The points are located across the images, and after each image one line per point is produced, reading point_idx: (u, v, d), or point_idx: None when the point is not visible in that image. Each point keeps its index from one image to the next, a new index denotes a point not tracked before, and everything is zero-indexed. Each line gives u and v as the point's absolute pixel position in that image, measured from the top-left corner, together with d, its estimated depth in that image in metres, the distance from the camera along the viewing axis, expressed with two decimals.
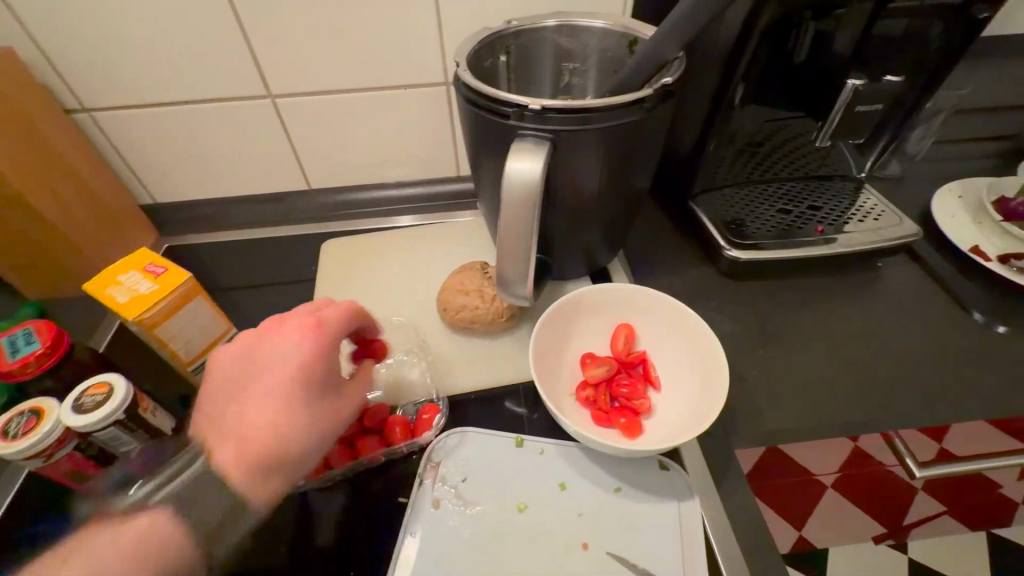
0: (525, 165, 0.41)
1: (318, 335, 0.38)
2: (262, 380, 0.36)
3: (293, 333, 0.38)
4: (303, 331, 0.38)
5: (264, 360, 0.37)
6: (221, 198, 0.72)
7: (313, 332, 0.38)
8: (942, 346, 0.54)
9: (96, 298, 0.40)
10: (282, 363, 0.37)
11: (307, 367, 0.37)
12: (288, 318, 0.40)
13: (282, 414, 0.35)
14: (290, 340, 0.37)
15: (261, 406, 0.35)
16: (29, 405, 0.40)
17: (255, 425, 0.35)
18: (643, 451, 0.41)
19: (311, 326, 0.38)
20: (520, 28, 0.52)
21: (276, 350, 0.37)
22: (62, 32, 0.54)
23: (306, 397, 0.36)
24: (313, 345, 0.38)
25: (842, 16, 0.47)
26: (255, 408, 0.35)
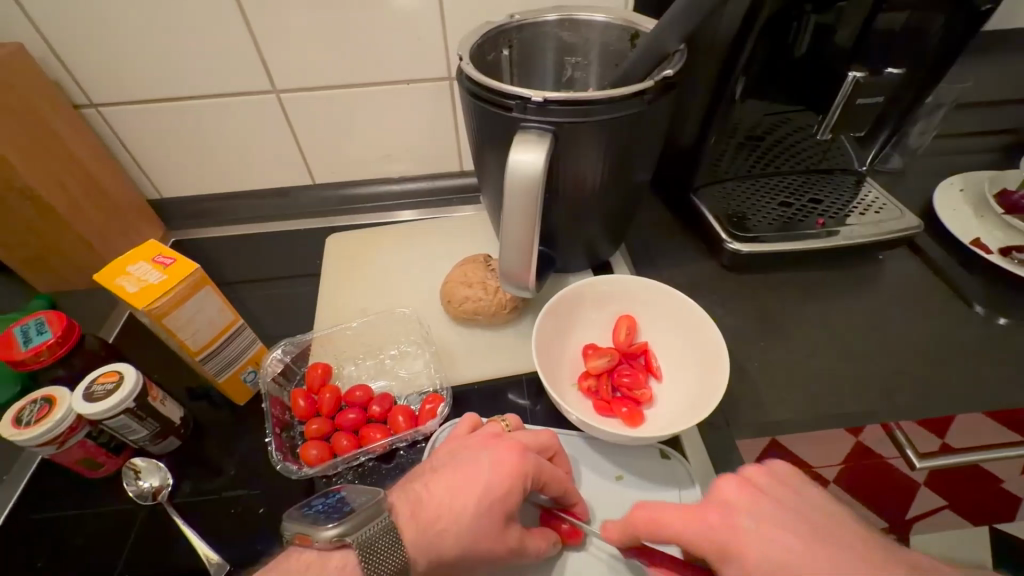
0: (528, 157, 0.42)
1: (528, 458, 0.37)
2: (463, 477, 0.36)
3: (496, 451, 0.37)
4: (513, 451, 0.37)
5: (468, 466, 0.37)
6: (226, 193, 0.73)
7: (521, 454, 0.37)
8: (942, 338, 0.54)
9: (106, 289, 0.41)
10: (474, 471, 0.36)
11: (511, 471, 0.36)
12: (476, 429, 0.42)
13: (464, 507, 0.35)
14: (490, 455, 0.37)
15: (453, 498, 0.35)
16: (42, 393, 0.41)
17: (457, 509, 0.35)
18: (644, 439, 0.42)
19: (517, 447, 0.37)
20: (522, 22, 0.53)
21: (474, 456, 0.37)
22: (71, 27, 0.55)
23: (490, 506, 0.35)
24: (518, 469, 0.36)
25: (842, 8, 0.48)
26: (454, 494, 0.36)
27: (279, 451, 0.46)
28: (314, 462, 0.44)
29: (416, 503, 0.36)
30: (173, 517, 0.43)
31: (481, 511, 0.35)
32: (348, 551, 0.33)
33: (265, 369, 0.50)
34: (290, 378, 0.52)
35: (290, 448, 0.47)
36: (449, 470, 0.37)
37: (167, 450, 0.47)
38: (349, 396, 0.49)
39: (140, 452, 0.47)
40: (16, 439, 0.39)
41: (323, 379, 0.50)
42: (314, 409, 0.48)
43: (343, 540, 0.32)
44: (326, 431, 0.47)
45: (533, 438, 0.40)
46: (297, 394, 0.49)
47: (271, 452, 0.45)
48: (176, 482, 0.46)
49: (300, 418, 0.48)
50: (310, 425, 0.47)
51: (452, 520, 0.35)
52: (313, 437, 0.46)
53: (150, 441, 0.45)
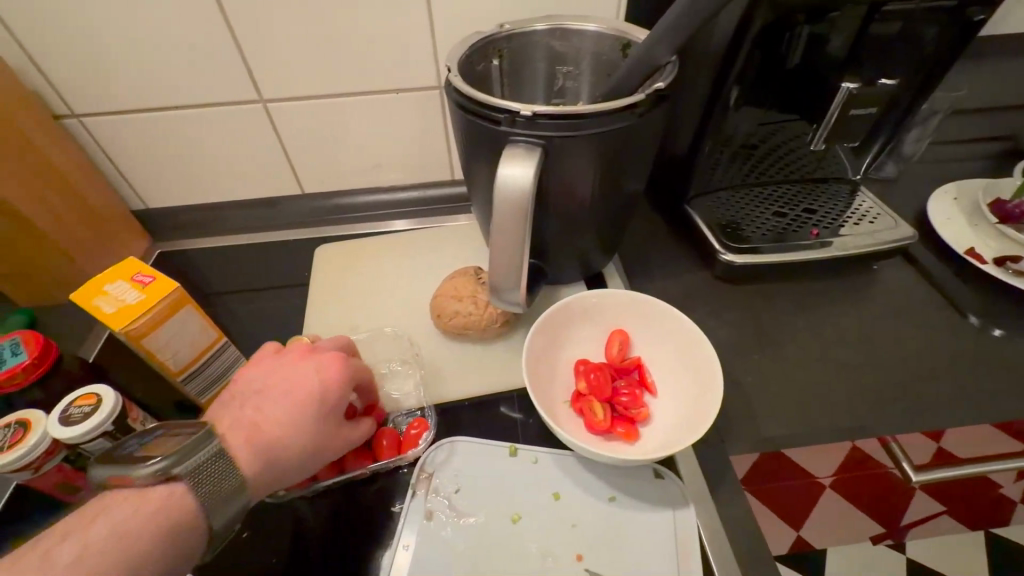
0: (516, 171, 0.41)
1: (348, 365, 0.41)
2: (279, 394, 0.39)
3: (323, 363, 0.40)
4: (335, 362, 0.41)
5: (291, 381, 0.40)
6: (213, 203, 0.71)
7: (339, 363, 0.41)
8: (937, 350, 0.54)
9: (84, 309, 0.40)
10: (300, 391, 0.39)
11: (328, 383, 0.40)
12: (314, 348, 0.43)
13: (300, 416, 0.38)
14: (320, 367, 0.40)
15: (291, 411, 0.38)
16: (16, 417, 0.40)
17: (278, 431, 0.37)
18: (638, 459, 0.41)
19: (340, 359, 0.41)
20: (511, 32, 0.52)
21: (297, 373, 0.40)
22: (51, 36, 0.54)
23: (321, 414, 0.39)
24: (343, 379, 0.40)
25: (836, 18, 0.46)
26: (281, 416, 0.38)
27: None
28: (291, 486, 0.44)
29: (251, 429, 0.37)
30: None
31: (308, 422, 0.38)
32: (174, 486, 0.33)
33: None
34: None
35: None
36: (268, 390, 0.39)
37: None
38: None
39: None
40: None
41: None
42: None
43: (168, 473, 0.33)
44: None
45: (333, 342, 0.44)
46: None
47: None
48: None
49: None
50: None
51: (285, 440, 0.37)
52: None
53: None
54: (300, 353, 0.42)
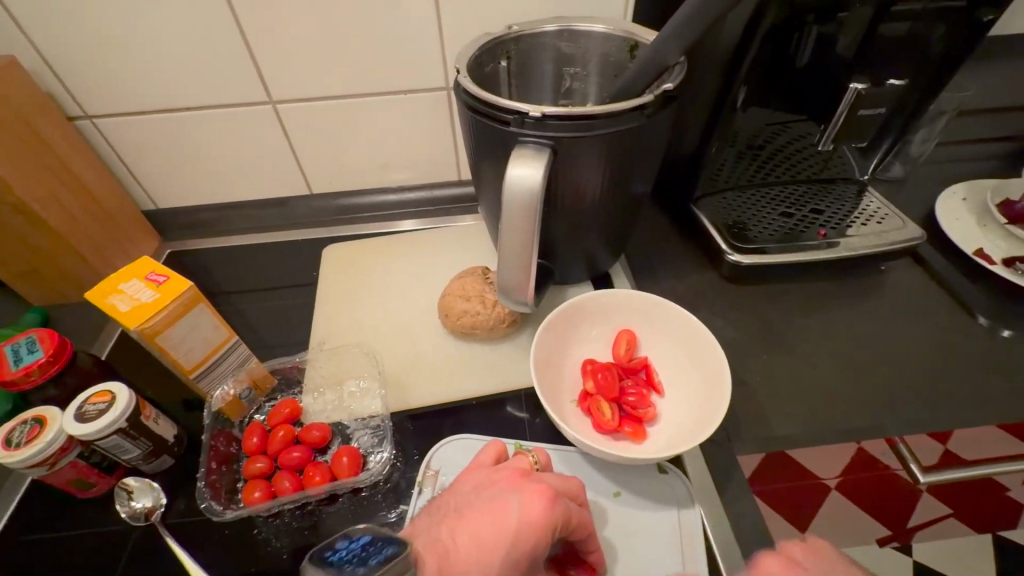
0: (526, 172, 0.41)
1: (559, 504, 0.34)
2: (496, 513, 0.34)
3: (528, 496, 0.34)
4: (542, 499, 0.34)
5: (507, 508, 0.34)
6: (223, 203, 0.72)
7: (550, 501, 0.34)
8: (945, 351, 0.53)
9: (98, 308, 0.40)
10: (504, 511, 0.34)
11: (536, 522, 0.33)
12: (527, 471, 0.37)
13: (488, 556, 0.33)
14: (523, 502, 0.34)
15: (494, 538, 0.33)
16: (32, 414, 0.41)
17: (495, 547, 0.33)
18: (647, 459, 0.41)
19: (548, 493, 0.34)
20: (519, 33, 0.52)
21: (504, 500, 0.35)
22: (65, 38, 0.54)
23: (516, 558, 0.33)
24: (548, 521, 0.34)
25: (845, 19, 0.47)
26: (484, 533, 0.34)
27: (208, 487, 0.44)
28: (252, 502, 0.43)
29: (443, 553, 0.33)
30: (166, 539, 0.43)
31: (518, 531, 0.33)
32: None
33: (213, 399, 0.47)
34: (265, 396, 0.51)
35: (225, 485, 0.45)
36: (489, 508, 0.35)
37: (161, 470, 0.47)
38: (304, 434, 0.46)
39: (133, 472, 0.46)
40: (4, 461, 0.38)
41: (287, 418, 0.48)
42: (264, 446, 0.46)
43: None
44: (268, 470, 0.45)
45: (560, 482, 0.38)
46: (251, 430, 0.47)
47: (198, 487, 0.44)
48: (170, 502, 0.45)
49: (247, 454, 0.46)
50: (250, 464, 0.45)
51: (492, 558, 0.33)
52: (253, 477, 0.44)
53: (143, 460, 0.44)
54: (517, 476, 0.37)
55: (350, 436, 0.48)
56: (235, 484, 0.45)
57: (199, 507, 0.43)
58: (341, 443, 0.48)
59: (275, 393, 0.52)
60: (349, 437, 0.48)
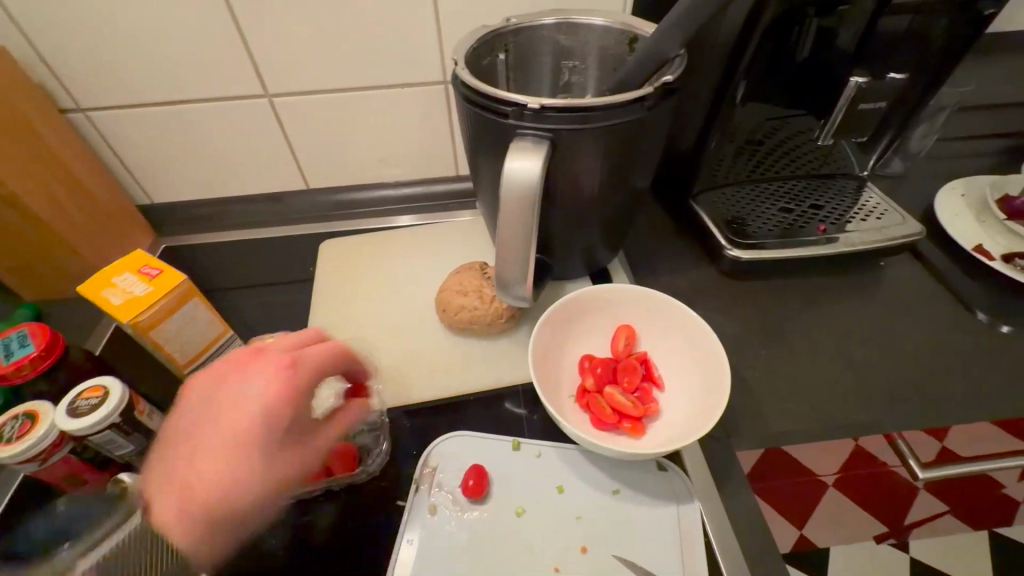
0: (524, 165, 0.41)
1: (302, 372, 0.34)
2: (223, 401, 0.33)
3: (265, 376, 0.33)
4: (280, 369, 0.34)
5: (242, 395, 0.33)
6: (218, 198, 0.71)
7: (292, 364, 0.34)
8: (945, 347, 0.53)
9: (91, 301, 0.40)
10: (240, 404, 0.33)
11: (251, 431, 0.31)
12: (260, 350, 0.36)
13: (231, 458, 0.31)
14: (261, 381, 0.33)
15: (230, 444, 0.31)
16: (24, 409, 0.40)
17: (234, 453, 0.31)
18: (646, 454, 0.41)
19: (286, 364, 0.34)
20: (518, 25, 0.52)
21: (240, 387, 0.33)
22: (57, 30, 0.54)
23: (244, 444, 0.31)
24: (288, 390, 0.33)
25: (845, 12, 0.47)
26: (222, 458, 0.31)
27: None
28: None
29: (185, 482, 0.31)
30: None
31: (253, 449, 0.31)
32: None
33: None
34: None
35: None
36: (213, 410, 0.33)
37: None
38: None
39: (127, 468, 0.45)
40: None
41: None
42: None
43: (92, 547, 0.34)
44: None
45: (306, 354, 0.35)
46: None
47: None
48: None
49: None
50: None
51: (222, 482, 0.30)
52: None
53: (137, 456, 0.44)
54: (254, 358, 0.35)
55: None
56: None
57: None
58: None
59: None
60: None
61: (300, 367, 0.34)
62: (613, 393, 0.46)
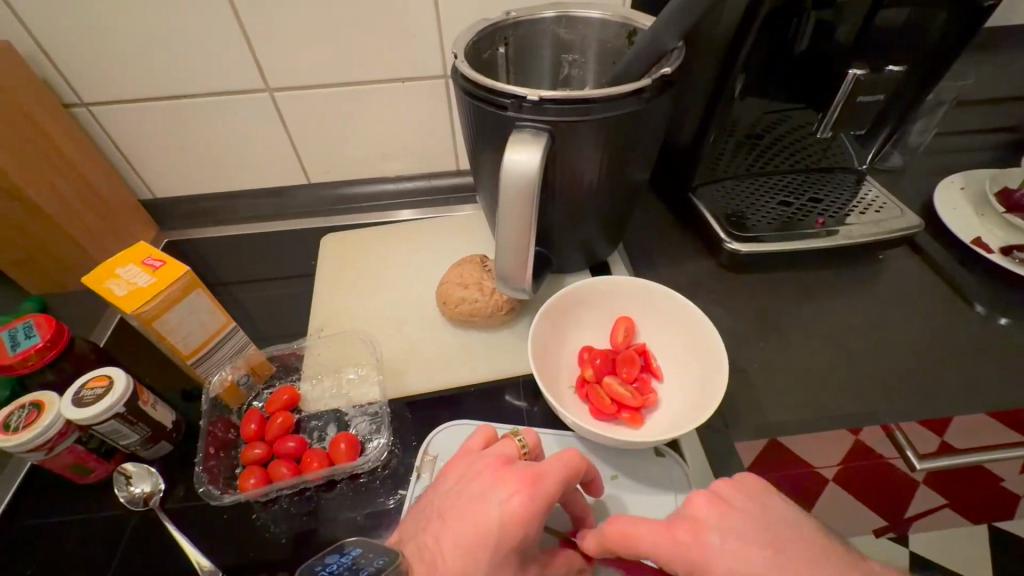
0: (524, 157, 0.41)
1: (540, 489, 0.33)
2: (466, 515, 0.34)
3: (506, 488, 0.34)
4: (518, 492, 0.33)
5: (486, 503, 0.34)
6: (221, 193, 0.72)
7: (532, 485, 0.33)
8: (943, 339, 0.53)
9: (95, 292, 0.40)
10: (483, 516, 0.33)
11: (520, 517, 0.33)
12: (511, 460, 0.37)
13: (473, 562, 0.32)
14: (502, 494, 0.33)
15: (474, 545, 0.33)
16: (30, 399, 0.41)
17: (471, 557, 0.32)
18: (645, 443, 0.41)
19: (528, 482, 0.34)
20: (517, 19, 0.52)
21: (482, 498, 0.34)
22: (62, 26, 0.54)
23: (503, 554, 0.32)
24: (527, 516, 0.33)
25: (843, 5, 0.47)
26: (462, 552, 0.33)
27: (206, 472, 0.44)
28: (249, 488, 0.43)
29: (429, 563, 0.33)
30: (165, 523, 0.43)
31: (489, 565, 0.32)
32: None
33: (210, 385, 0.47)
34: (264, 382, 0.52)
35: (223, 471, 0.45)
36: (462, 512, 0.34)
37: (159, 455, 0.47)
38: None
39: (132, 458, 0.46)
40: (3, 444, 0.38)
41: (286, 404, 0.48)
42: (261, 432, 0.46)
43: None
44: (265, 456, 0.45)
45: (559, 459, 0.35)
46: (249, 416, 0.47)
47: (196, 472, 0.43)
48: (168, 487, 0.45)
49: (245, 441, 0.46)
50: (248, 450, 0.45)
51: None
52: (250, 463, 0.44)
53: (141, 446, 0.45)
54: (503, 472, 0.35)
55: (348, 422, 0.49)
56: (233, 469, 0.45)
57: (198, 491, 0.43)
58: (338, 429, 0.48)
59: (273, 380, 0.52)
60: (346, 425, 0.48)
61: (540, 484, 0.34)
62: (612, 386, 0.46)
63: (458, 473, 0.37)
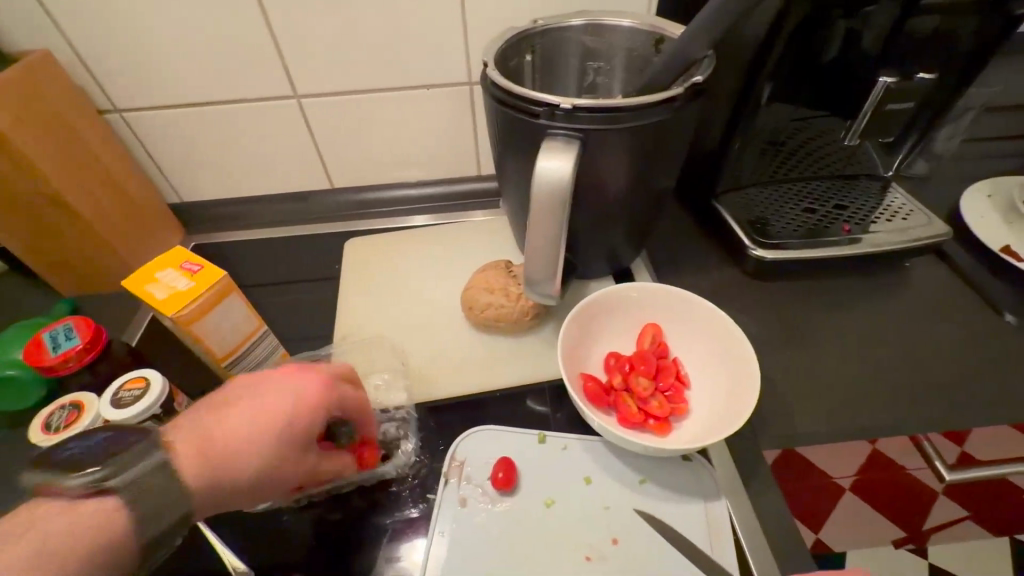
0: (556, 164, 0.42)
1: (337, 391, 0.39)
2: (259, 394, 0.36)
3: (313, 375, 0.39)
4: (321, 382, 0.38)
5: (290, 384, 0.38)
6: (247, 197, 0.73)
7: (327, 386, 0.38)
8: (973, 348, 0.53)
9: (136, 295, 0.41)
10: (284, 400, 0.36)
11: (310, 404, 0.37)
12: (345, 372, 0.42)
13: (259, 438, 0.35)
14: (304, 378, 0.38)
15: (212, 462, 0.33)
16: (70, 399, 0.42)
17: (249, 443, 0.34)
18: (677, 450, 0.41)
19: (328, 379, 0.39)
20: (546, 27, 0.52)
21: (286, 386, 0.37)
22: (101, 34, 0.56)
23: (292, 428, 0.36)
24: (323, 401, 0.38)
25: (872, 12, 0.47)
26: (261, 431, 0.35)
27: None
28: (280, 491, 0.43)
29: (201, 440, 0.34)
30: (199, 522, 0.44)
31: (274, 434, 0.35)
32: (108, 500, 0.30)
33: None
34: None
35: None
36: (245, 405, 0.36)
37: None
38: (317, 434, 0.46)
39: None
40: (47, 444, 0.39)
41: None
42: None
43: (101, 485, 0.30)
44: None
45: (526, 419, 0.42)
46: None
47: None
48: None
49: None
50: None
51: (246, 456, 0.34)
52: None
53: None
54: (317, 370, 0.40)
55: None
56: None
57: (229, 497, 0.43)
58: None
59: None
60: None
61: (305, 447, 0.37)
62: (640, 390, 0.46)
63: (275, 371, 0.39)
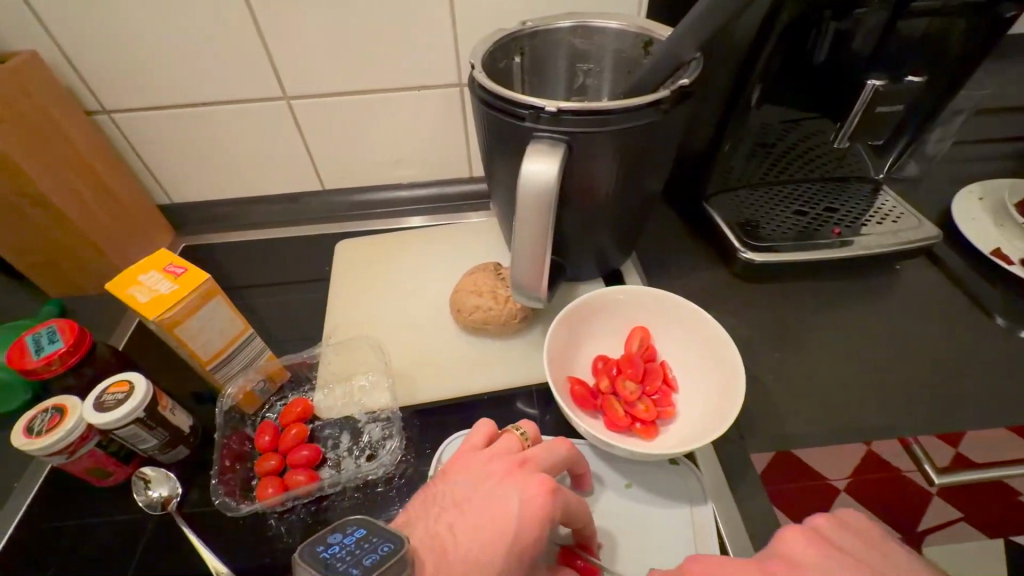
0: (541, 167, 0.41)
1: (558, 498, 0.35)
2: (486, 508, 0.34)
3: (530, 485, 0.35)
4: (543, 493, 0.34)
5: (508, 490, 0.34)
6: (237, 198, 0.73)
7: (551, 494, 0.34)
8: (962, 351, 0.53)
9: (119, 298, 0.41)
10: (506, 501, 0.34)
11: (537, 517, 0.33)
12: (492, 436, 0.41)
13: (491, 549, 0.32)
14: (525, 488, 0.34)
15: None
16: (53, 403, 0.41)
17: (489, 551, 0.32)
18: (662, 454, 0.41)
19: (549, 486, 0.34)
20: (534, 29, 0.52)
21: (507, 490, 0.34)
22: (89, 35, 0.55)
23: (516, 551, 0.32)
24: (547, 515, 0.34)
25: (862, 15, 0.46)
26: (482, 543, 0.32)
27: (223, 484, 0.44)
28: (264, 497, 0.43)
29: (438, 555, 0.31)
30: (182, 526, 0.43)
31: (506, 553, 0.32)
32: None
33: (225, 396, 0.48)
34: (282, 390, 0.52)
35: (240, 482, 0.45)
36: (479, 510, 0.34)
37: (176, 459, 0.47)
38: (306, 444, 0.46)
39: (150, 462, 0.47)
40: (29, 449, 0.39)
41: (299, 416, 0.48)
42: (276, 444, 0.46)
43: None
44: (279, 467, 0.45)
45: (548, 453, 0.39)
46: (264, 429, 0.47)
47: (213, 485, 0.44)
48: (185, 491, 0.46)
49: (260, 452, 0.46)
50: (262, 462, 0.45)
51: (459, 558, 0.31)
52: (265, 475, 0.44)
53: (160, 451, 0.45)
54: (513, 472, 0.36)
55: (361, 430, 0.49)
56: (249, 480, 0.45)
57: (215, 503, 0.43)
58: (351, 437, 0.48)
59: (285, 391, 0.52)
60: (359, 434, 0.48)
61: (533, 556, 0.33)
62: (627, 394, 0.46)
63: (477, 472, 0.37)
